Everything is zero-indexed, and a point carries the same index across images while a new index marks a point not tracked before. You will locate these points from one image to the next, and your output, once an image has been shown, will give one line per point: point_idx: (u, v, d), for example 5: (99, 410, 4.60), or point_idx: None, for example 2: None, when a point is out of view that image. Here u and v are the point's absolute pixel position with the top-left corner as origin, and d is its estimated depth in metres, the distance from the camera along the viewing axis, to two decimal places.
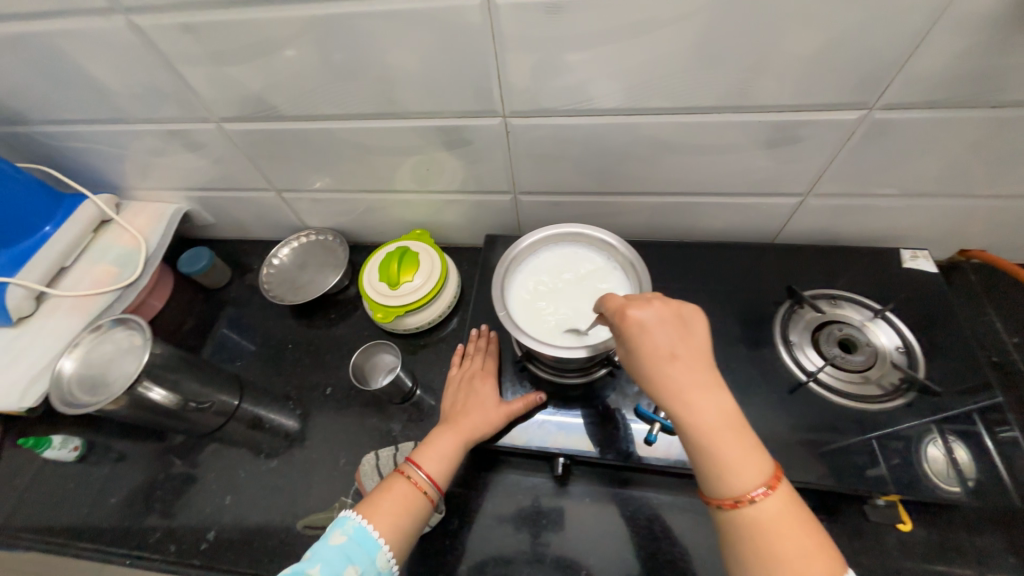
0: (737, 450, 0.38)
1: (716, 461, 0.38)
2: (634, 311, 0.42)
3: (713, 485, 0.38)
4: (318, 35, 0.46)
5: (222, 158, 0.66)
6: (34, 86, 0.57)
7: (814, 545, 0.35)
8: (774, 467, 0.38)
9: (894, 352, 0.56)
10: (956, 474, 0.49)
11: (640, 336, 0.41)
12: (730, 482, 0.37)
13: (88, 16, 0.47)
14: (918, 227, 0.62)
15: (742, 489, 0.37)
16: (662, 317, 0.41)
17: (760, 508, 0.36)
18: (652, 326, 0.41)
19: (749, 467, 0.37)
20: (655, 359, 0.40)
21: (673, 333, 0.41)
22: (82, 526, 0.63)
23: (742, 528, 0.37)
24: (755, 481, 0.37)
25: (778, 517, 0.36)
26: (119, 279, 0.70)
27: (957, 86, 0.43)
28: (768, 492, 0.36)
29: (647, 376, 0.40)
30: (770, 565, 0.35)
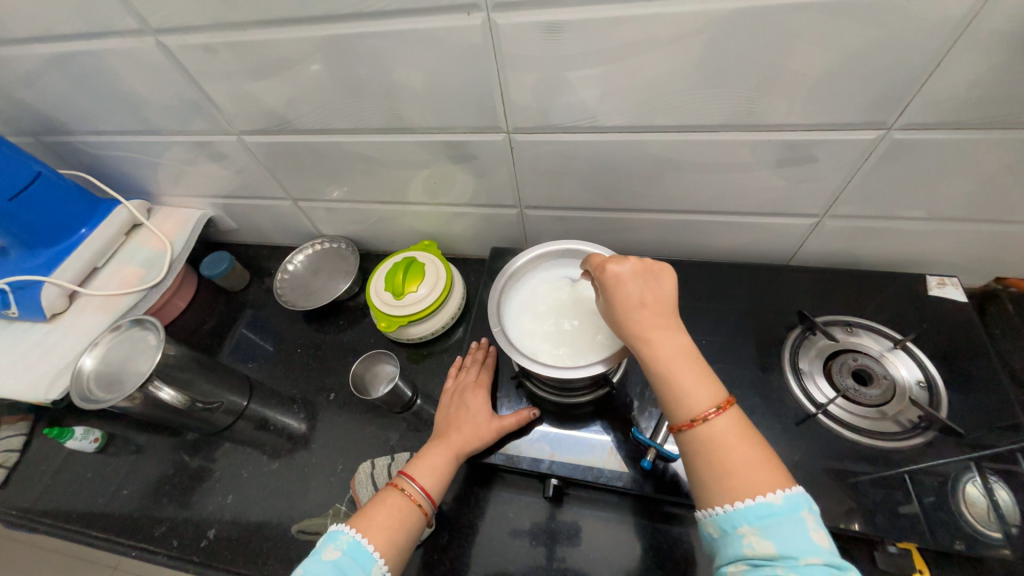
0: (693, 378, 0.39)
1: (678, 388, 0.39)
2: (611, 264, 0.43)
3: (671, 411, 0.39)
4: (329, 54, 0.48)
5: (244, 168, 0.69)
6: (75, 100, 0.61)
7: (764, 462, 0.36)
8: (728, 394, 0.39)
9: (914, 386, 0.53)
10: (997, 518, 0.45)
11: (614, 285, 0.42)
12: (687, 405, 0.38)
13: (121, 37, 0.51)
14: (948, 252, 0.58)
15: (698, 410, 0.38)
16: (635, 266, 0.42)
17: (714, 428, 0.37)
18: (625, 275, 0.42)
19: (703, 391, 0.38)
20: (626, 304, 0.41)
21: (643, 281, 0.42)
22: (95, 515, 0.66)
23: (699, 449, 0.37)
24: (708, 403, 0.38)
25: (730, 435, 0.37)
26: (145, 280, 0.74)
27: (985, 105, 0.40)
28: (720, 411, 0.37)
29: (617, 320, 0.41)
30: (723, 480, 0.36)
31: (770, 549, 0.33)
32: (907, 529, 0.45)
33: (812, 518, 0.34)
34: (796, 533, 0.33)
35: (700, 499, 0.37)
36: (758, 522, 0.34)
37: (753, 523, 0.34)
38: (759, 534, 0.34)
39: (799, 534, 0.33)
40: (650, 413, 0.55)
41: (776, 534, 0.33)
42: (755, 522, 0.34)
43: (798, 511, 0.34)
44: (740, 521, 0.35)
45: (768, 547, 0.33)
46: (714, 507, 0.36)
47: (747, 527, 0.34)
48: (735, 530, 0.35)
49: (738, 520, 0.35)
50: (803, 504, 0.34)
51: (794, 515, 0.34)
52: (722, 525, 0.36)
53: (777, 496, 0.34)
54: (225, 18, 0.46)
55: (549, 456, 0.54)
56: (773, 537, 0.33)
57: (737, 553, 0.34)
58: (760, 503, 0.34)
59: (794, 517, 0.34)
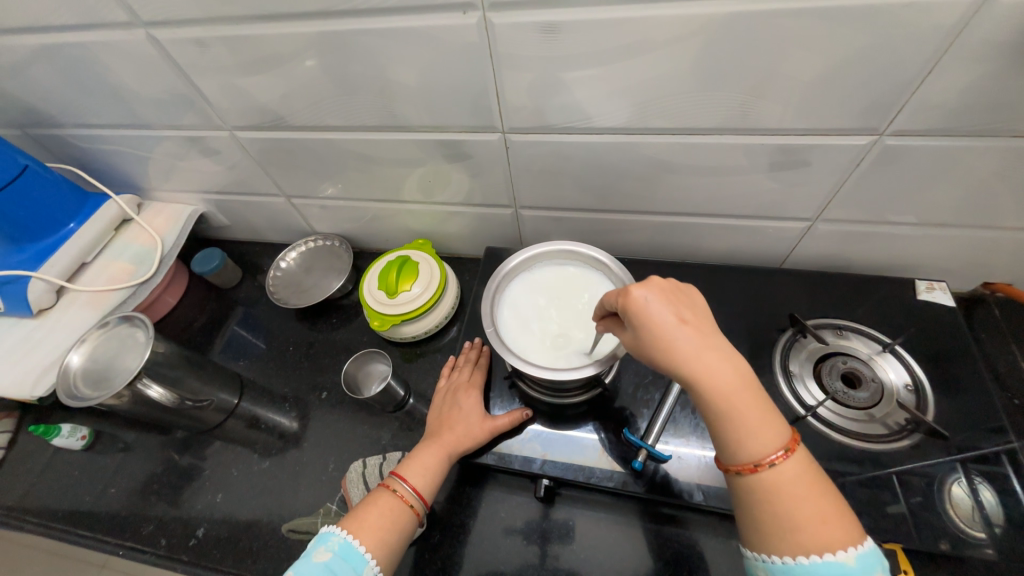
0: (755, 416, 0.37)
1: (738, 428, 0.37)
2: (639, 287, 0.40)
3: (733, 453, 0.37)
4: (323, 50, 0.47)
5: (236, 164, 0.69)
6: (64, 93, 0.60)
7: (831, 510, 0.35)
8: (791, 433, 0.37)
9: (902, 389, 0.53)
10: (981, 519, 0.46)
11: (645, 310, 0.39)
12: (749, 449, 0.36)
13: (111, 29, 0.50)
14: (937, 257, 0.59)
15: (761, 454, 0.36)
16: (660, 289, 0.41)
17: (780, 473, 0.36)
18: (654, 300, 0.40)
19: (768, 433, 0.37)
20: (664, 330, 0.39)
21: (677, 305, 0.40)
22: (82, 513, 0.65)
23: (762, 494, 0.36)
24: (773, 445, 0.36)
25: (796, 481, 0.36)
26: (134, 277, 0.73)
27: (975, 112, 0.41)
28: (788, 454, 0.36)
29: (658, 352, 0.39)
30: (794, 532, 0.34)
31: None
32: (891, 529, 0.46)
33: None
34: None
35: (756, 545, 0.37)
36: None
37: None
38: None
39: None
40: (642, 414, 0.55)
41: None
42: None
43: (870, 572, 0.33)
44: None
45: None
46: (774, 556, 0.35)
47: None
48: None
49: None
50: (876, 566, 0.33)
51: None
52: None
53: (850, 554, 0.33)
54: (217, 11, 0.45)
55: (541, 456, 0.55)
56: None
57: None
58: (828, 560, 0.33)
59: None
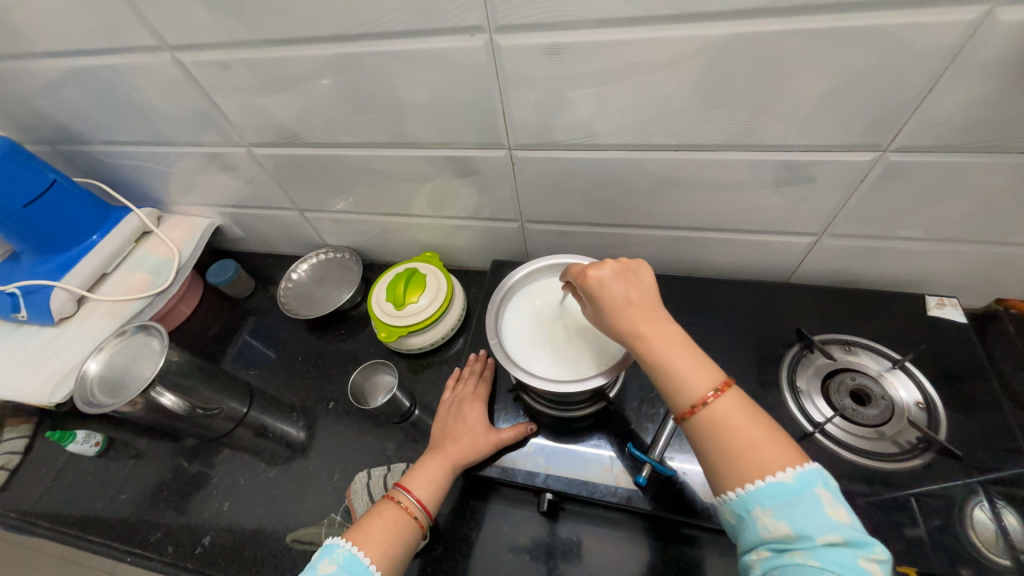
0: (686, 362, 0.39)
1: (673, 375, 0.38)
2: (591, 269, 0.43)
3: (672, 400, 0.39)
4: (338, 70, 0.49)
5: (252, 178, 0.71)
6: (93, 112, 0.64)
7: (768, 438, 0.36)
8: (725, 375, 0.39)
9: (913, 407, 0.52)
10: (1006, 546, 0.44)
11: (597, 288, 0.43)
12: (685, 391, 0.38)
13: (139, 52, 0.53)
14: (948, 274, 0.58)
15: (696, 395, 0.37)
16: (613, 268, 0.43)
17: (716, 410, 0.37)
18: (608, 279, 0.42)
19: (700, 375, 0.38)
20: (612, 304, 0.42)
21: (623, 279, 0.43)
22: (93, 519, 0.66)
23: (703, 433, 0.37)
24: (707, 386, 0.38)
25: (733, 416, 0.37)
26: (151, 287, 0.76)
27: (978, 129, 0.41)
28: (719, 393, 0.37)
29: (610, 322, 0.42)
30: (733, 465, 0.35)
31: (786, 529, 0.32)
32: (906, 552, 0.45)
33: (828, 493, 0.33)
34: (811, 510, 0.32)
35: (713, 487, 0.37)
36: (771, 503, 0.33)
37: (766, 503, 0.33)
38: (773, 516, 0.33)
39: (815, 512, 0.32)
40: (647, 428, 0.55)
41: (790, 515, 0.33)
42: (768, 503, 0.33)
43: (811, 487, 0.33)
44: (753, 503, 0.34)
45: (783, 528, 0.33)
46: (727, 491, 0.36)
47: (761, 509, 0.34)
48: (749, 513, 0.34)
49: (751, 503, 0.34)
50: (818, 481, 0.33)
51: (808, 492, 0.33)
52: (737, 511, 0.35)
53: (788, 474, 0.34)
54: (239, 35, 0.48)
55: (544, 470, 0.54)
56: (787, 517, 0.33)
57: (755, 538, 0.34)
58: (770, 483, 0.34)
59: (807, 495, 0.33)
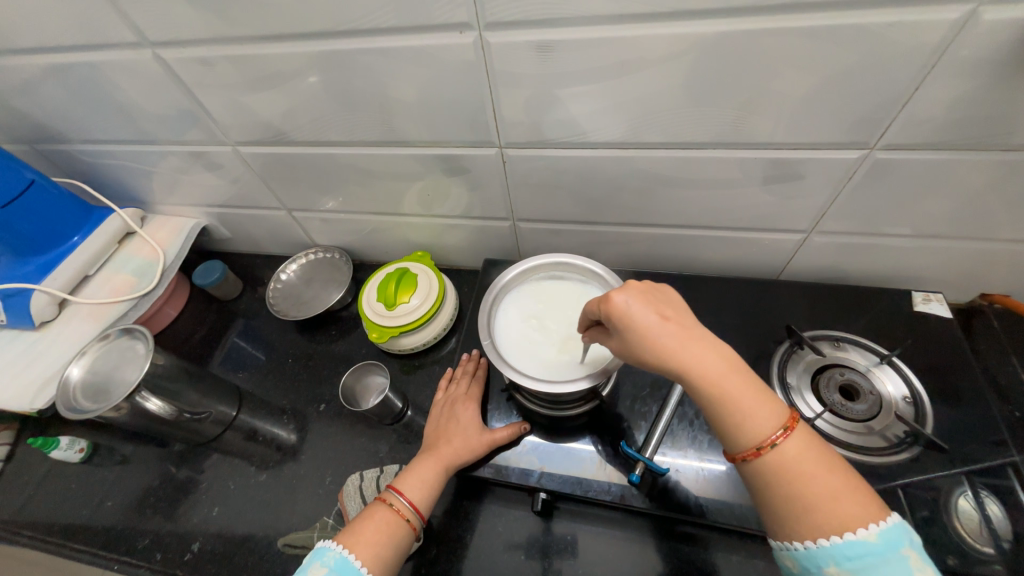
0: (746, 399, 0.38)
1: (736, 415, 0.37)
2: (616, 292, 0.40)
3: (734, 440, 0.38)
4: (325, 67, 0.48)
5: (238, 178, 0.70)
6: (72, 110, 0.62)
7: (839, 483, 0.35)
8: (790, 411, 0.38)
9: (900, 402, 0.53)
10: (989, 535, 0.45)
11: (628, 315, 0.39)
12: (748, 431, 0.37)
13: (119, 49, 0.51)
14: (933, 269, 0.59)
15: (761, 437, 0.37)
16: (637, 291, 0.41)
17: (783, 452, 0.36)
18: (634, 303, 0.39)
19: (763, 413, 0.37)
20: (649, 332, 0.38)
21: (653, 303, 0.40)
22: (78, 527, 0.65)
23: (768, 476, 0.36)
24: (773, 425, 0.37)
25: (803, 459, 0.36)
26: (136, 289, 0.74)
27: (963, 127, 0.41)
28: (788, 432, 0.36)
29: (642, 352, 0.39)
30: (805, 514, 0.35)
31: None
32: None
33: (914, 555, 0.33)
34: (895, 574, 0.32)
35: (778, 534, 0.37)
36: (849, 563, 0.33)
37: (842, 564, 0.33)
38: None
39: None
40: (640, 426, 0.55)
41: None
42: (844, 563, 0.33)
43: (896, 548, 0.32)
44: (827, 560, 0.34)
45: None
46: (796, 543, 0.35)
47: (835, 568, 0.33)
48: (822, 571, 0.34)
49: (824, 560, 0.34)
50: (904, 542, 0.33)
51: (891, 554, 0.32)
52: (805, 564, 0.35)
53: (872, 532, 0.33)
54: (222, 32, 0.47)
55: (539, 469, 0.54)
56: None
57: None
58: (851, 540, 0.33)
59: (891, 557, 0.32)
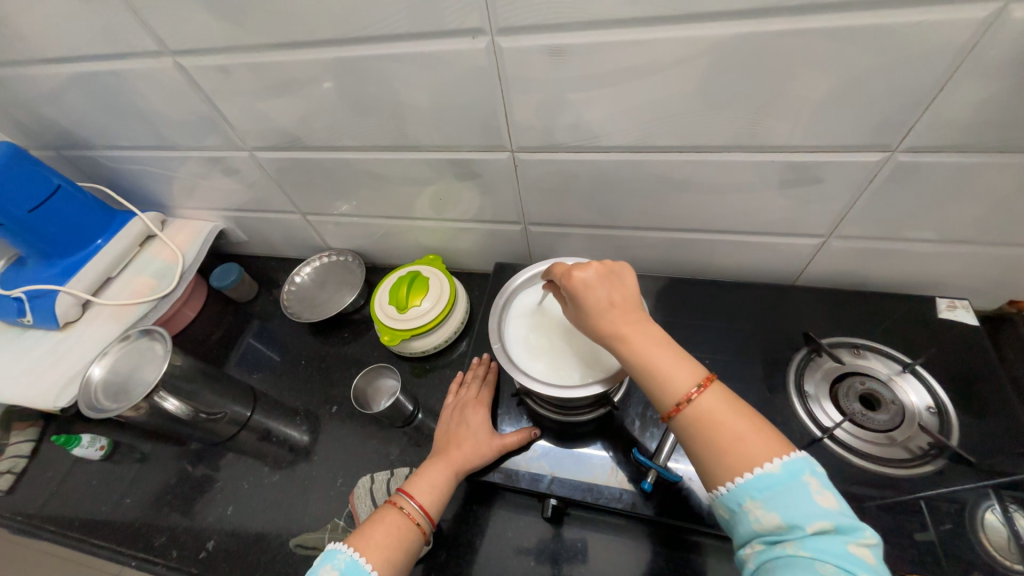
0: (670, 360, 0.39)
1: (657, 375, 0.39)
2: (577, 271, 0.43)
3: (657, 399, 0.39)
4: (339, 74, 0.49)
5: (255, 182, 0.71)
6: (96, 117, 0.64)
7: (754, 431, 0.36)
8: (707, 370, 0.39)
9: (924, 412, 0.51)
10: (1020, 551, 0.43)
11: (581, 290, 0.43)
12: (670, 388, 0.38)
13: (141, 57, 0.53)
14: (959, 276, 0.57)
15: (679, 393, 0.38)
16: (598, 270, 0.44)
17: (700, 407, 0.37)
18: (591, 281, 0.43)
19: (682, 372, 0.38)
20: (596, 305, 0.42)
21: (607, 281, 0.43)
22: (98, 523, 0.66)
23: (688, 429, 0.37)
24: (690, 382, 0.38)
25: (719, 410, 0.37)
26: (156, 291, 0.76)
27: (990, 129, 0.40)
28: (703, 388, 0.37)
29: (593, 324, 0.42)
30: (722, 460, 0.35)
31: (776, 520, 0.33)
32: (917, 559, 0.44)
33: (817, 481, 0.33)
34: (799, 499, 0.33)
35: (704, 482, 0.37)
36: (761, 495, 0.33)
37: (756, 496, 0.34)
38: (764, 507, 0.33)
39: (803, 500, 0.33)
40: (652, 432, 0.55)
41: (779, 505, 0.33)
42: (757, 495, 0.34)
43: (799, 476, 0.33)
44: (743, 496, 0.34)
45: (774, 519, 0.33)
46: (718, 487, 0.36)
47: (751, 501, 0.34)
48: (740, 506, 0.34)
49: (741, 496, 0.34)
50: (806, 469, 0.34)
51: (796, 481, 0.33)
52: (729, 505, 0.35)
53: (776, 465, 0.34)
54: (240, 40, 0.48)
55: (549, 474, 0.54)
56: (776, 508, 0.33)
57: (749, 531, 0.34)
58: (760, 474, 0.34)
59: (796, 484, 0.33)
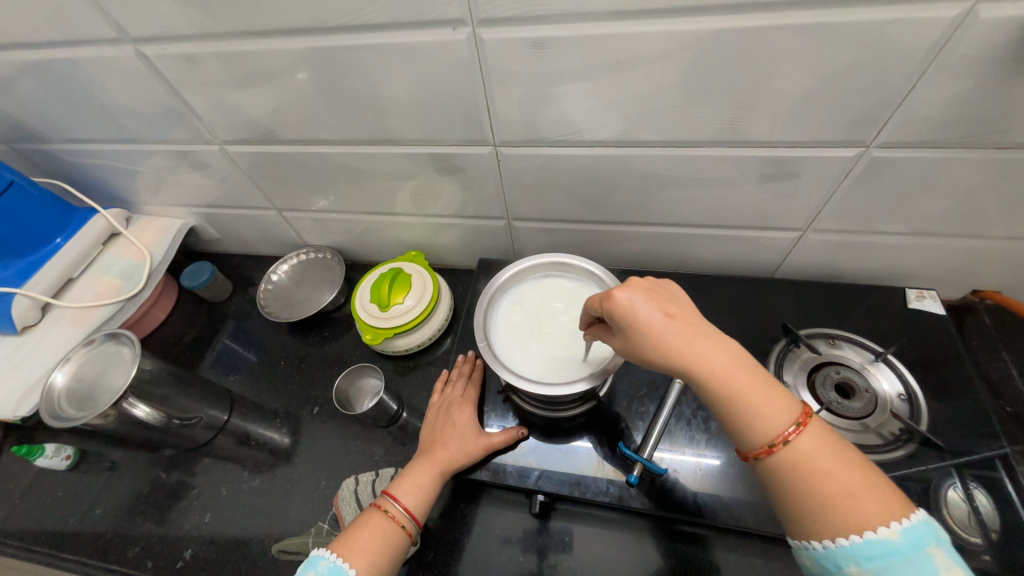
0: (752, 394, 0.37)
1: (744, 414, 0.36)
2: (619, 290, 0.39)
3: (745, 438, 0.37)
4: (315, 64, 0.47)
5: (226, 177, 0.68)
6: (51, 109, 0.60)
7: (858, 476, 0.34)
8: (799, 403, 0.37)
9: (896, 399, 0.53)
10: (977, 524, 0.46)
11: (631, 312, 0.38)
12: (761, 428, 0.36)
13: (99, 45, 0.50)
14: (927, 267, 0.59)
15: (774, 434, 0.35)
16: (643, 288, 0.40)
17: (799, 449, 0.35)
18: (640, 301, 0.39)
19: (772, 409, 0.36)
20: (654, 329, 0.38)
21: (659, 300, 0.40)
22: (66, 536, 0.63)
23: (781, 473, 0.36)
24: (783, 421, 0.36)
25: (818, 455, 0.35)
26: (121, 292, 0.72)
27: (958, 126, 0.41)
28: (800, 428, 0.35)
29: (652, 351, 0.38)
30: (825, 510, 0.34)
31: None
32: None
33: (940, 554, 0.32)
34: (919, 574, 0.31)
35: (798, 533, 0.36)
36: (870, 564, 0.32)
37: (864, 564, 0.33)
38: None
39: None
40: (638, 426, 0.55)
41: None
42: (866, 563, 0.32)
43: (920, 548, 0.32)
44: (848, 560, 0.33)
45: None
46: (816, 543, 0.35)
47: (857, 568, 0.33)
48: (843, 569, 0.33)
49: (846, 560, 0.33)
50: (928, 541, 0.32)
51: (915, 554, 0.32)
52: (826, 563, 0.34)
53: (893, 530, 0.32)
54: (207, 27, 0.45)
55: (536, 470, 0.54)
56: None
57: None
58: (874, 538, 0.32)
59: (914, 556, 0.32)
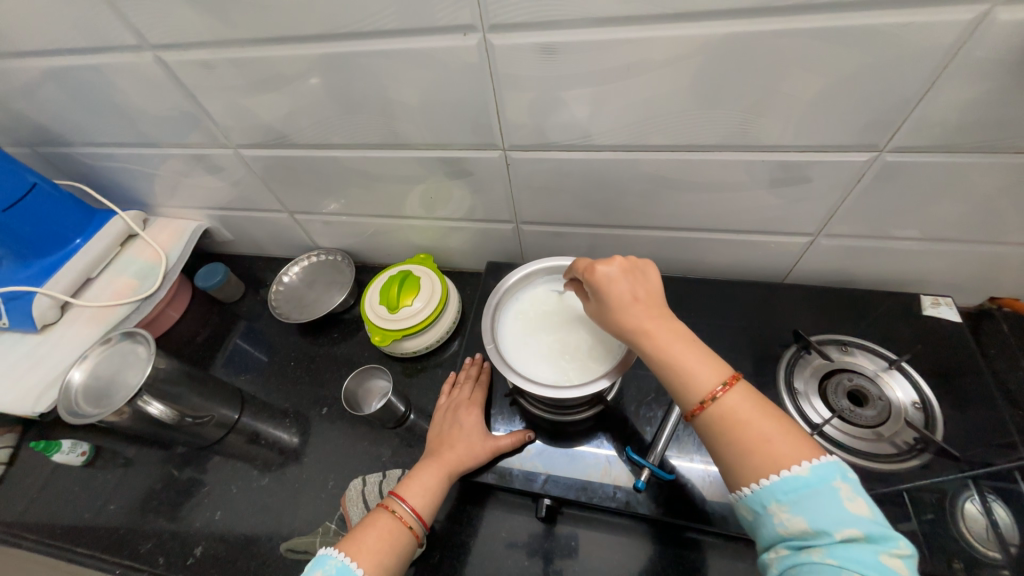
0: (692, 358, 0.39)
1: (680, 372, 0.39)
2: (600, 265, 0.43)
3: (681, 397, 0.39)
4: (327, 69, 0.48)
5: (240, 180, 0.69)
6: (73, 113, 0.62)
7: (783, 433, 0.35)
8: (732, 369, 0.39)
9: (910, 408, 0.52)
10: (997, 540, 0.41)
11: (606, 285, 0.42)
12: (694, 385, 0.38)
13: (120, 52, 0.51)
14: (943, 273, 0.58)
15: (704, 390, 0.37)
16: (620, 265, 0.43)
17: (726, 404, 0.37)
18: (614, 275, 0.42)
19: (705, 370, 0.38)
20: (620, 303, 0.41)
21: (631, 277, 0.43)
22: (81, 530, 0.65)
23: (713, 428, 0.37)
24: (715, 380, 0.38)
25: (743, 409, 0.37)
26: (138, 291, 0.74)
27: (974, 130, 0.41)
28: (727, 386, 0.37)
29: (615, 320, 0.41)
30: (748, 459, 0.35)
31: (802, 525, 0.32)
32: None
33: (847, 486, 0.33)
34: (827, 504, 0.32)
35: (729, 483, 0.37)
36: (786, 498, 0.33)
37: (781, 499, 0.33)
38: (790, 511, 0.33)
39: (831, 505, 0.32)
40: (646, 431, 0.55)
41: (806, 509, 0.32)
42: (783, 498, 0.33)
43: (828, 481, 0.33)
44: (768, 499, 0.34)
45: (800, 523, 0.32)
46: (742, 488, 0.36)
47: (776, 504, 0.33)
48: (765, 508, 0.34)
49: (766, 498, 0.34)
50: (836, 473, 0.33)
51: (825, 487, 0.32)
52: (753, 507, 0.35)
53: (804, 467, 0.33)
54: (224, 34, 0.46)
55: (543, 474, 0.54)
56: (803, 512, 0.32)
57: (773, 533, 0.34)
58: (788, 476, 0.33)
59: (824, 488, 0.32)
